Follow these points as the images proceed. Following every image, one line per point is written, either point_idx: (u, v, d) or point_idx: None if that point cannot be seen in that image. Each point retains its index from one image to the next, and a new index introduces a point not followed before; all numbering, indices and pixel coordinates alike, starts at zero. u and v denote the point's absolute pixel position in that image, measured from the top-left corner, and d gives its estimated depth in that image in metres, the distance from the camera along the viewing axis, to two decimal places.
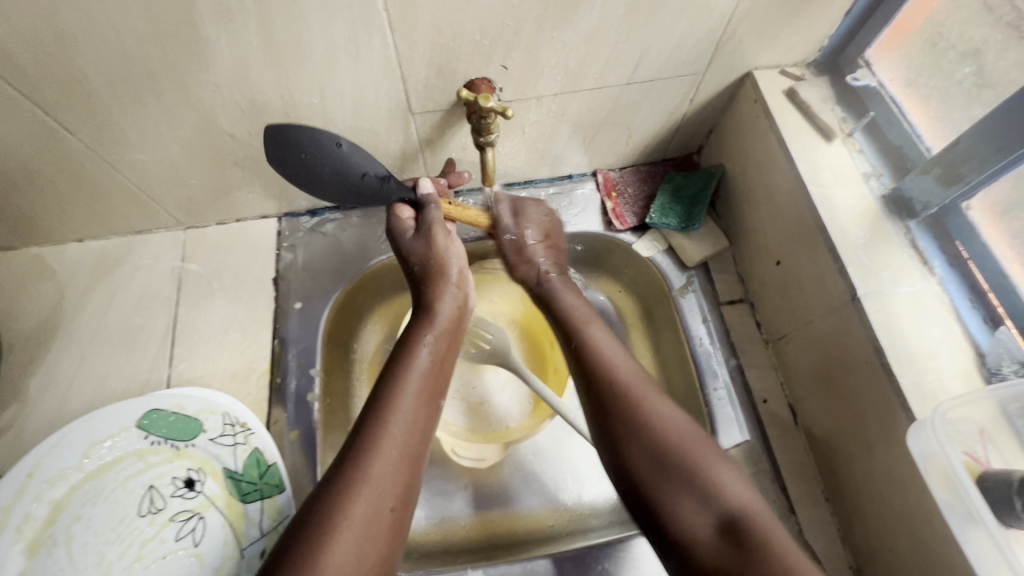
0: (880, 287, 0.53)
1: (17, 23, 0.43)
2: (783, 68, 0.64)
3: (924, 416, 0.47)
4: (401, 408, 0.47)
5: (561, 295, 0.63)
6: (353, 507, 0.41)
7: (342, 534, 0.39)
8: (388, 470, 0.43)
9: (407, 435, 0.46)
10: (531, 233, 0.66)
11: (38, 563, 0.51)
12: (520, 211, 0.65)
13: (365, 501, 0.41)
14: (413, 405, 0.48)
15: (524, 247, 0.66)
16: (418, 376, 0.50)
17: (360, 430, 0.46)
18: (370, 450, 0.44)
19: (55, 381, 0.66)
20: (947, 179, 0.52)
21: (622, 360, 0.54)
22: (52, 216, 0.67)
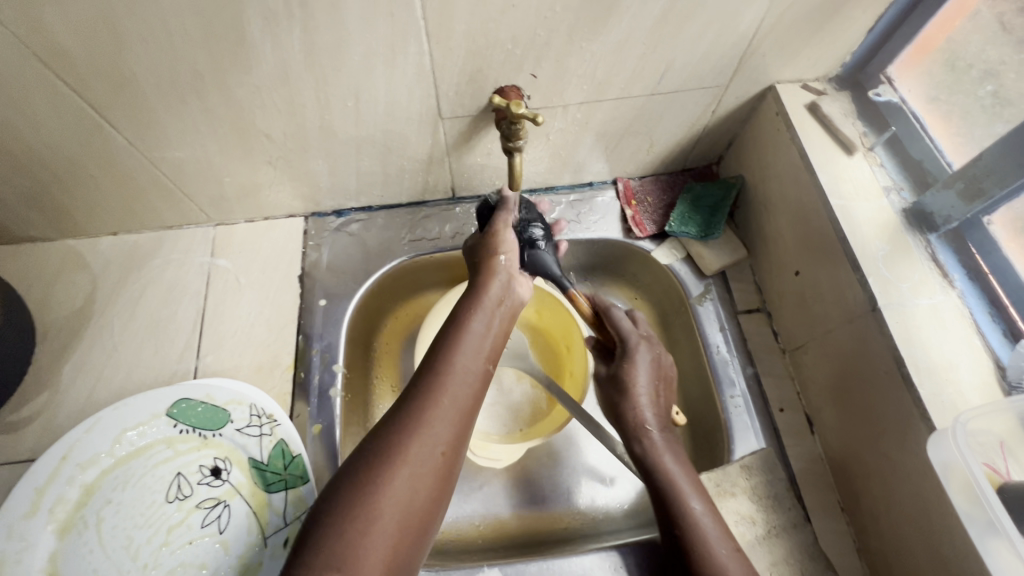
0: (900, 299, 0.53)
1: (76, 24, 0.46)
2: (804, 83, 0.66)
3: (944, 426, 0.47)
4: (456, 369, 0.47)
5: (660, 459, 0.54)
6: (408, 450, 0.42)
7: (397, 476, 0.41)
8: (442, 420, 0.44)
9: (461, 392, 0.47)
10: (639, 387, 0.57)
11: (69, 544, 0.53)
12: (635, 357, 0.58)
13: (418, 450, 0.42)
14: (466, 368, 0.48)
15: (631, 393, 0.57)
16: (472, 345, 0.50)
17: (417, 384, 0.46)
18: (428, 407, 0.45)
19: (86, 368, 0.68)
20: (968, 194, 0.53)
21: (723, 543, 0.49)
22: (90, 208, 0.69)
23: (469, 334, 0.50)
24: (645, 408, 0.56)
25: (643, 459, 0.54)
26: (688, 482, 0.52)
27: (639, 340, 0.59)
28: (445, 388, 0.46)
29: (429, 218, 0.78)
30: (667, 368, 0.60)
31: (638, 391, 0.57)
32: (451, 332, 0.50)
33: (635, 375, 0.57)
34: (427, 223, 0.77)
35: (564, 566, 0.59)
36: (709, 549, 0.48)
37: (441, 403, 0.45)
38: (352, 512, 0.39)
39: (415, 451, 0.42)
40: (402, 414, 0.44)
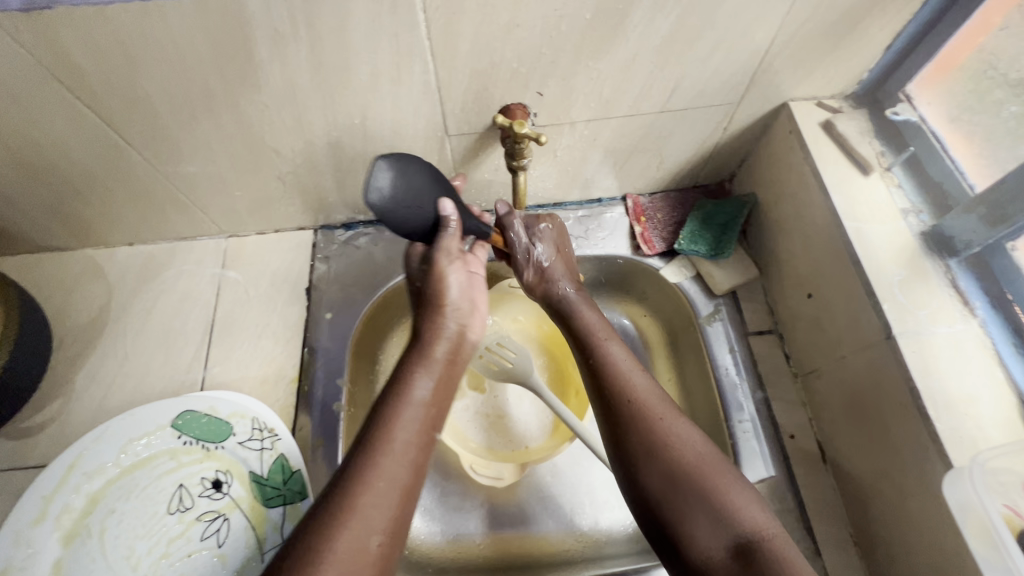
0: (917, 327, 0.51)
1: (90, 45, 0.47)
2: (820, 100, 0.64)
3: (961, 464, 0.45)
4: (391, 452, 0.44)
5: (577, 308, 0.61)
6: (334, 554, 0.39)
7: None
8: (372, 512, 0.41)
9: (395, 475, 0.43)
10: (547, 251, 0.63)
11: (73, 552, 0.54)
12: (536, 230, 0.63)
13: (347, 552, 0.39)
14: (405, 450, 0.45)
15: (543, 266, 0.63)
16: (413, 419, 0.47)
17: (344, 474, 0.43)
18: (355, 501, 0.41)
19: (99, 376, 0.69)
20: (991, 218, 0.51)
21: (636, 375, 0.53)
22: (107, 220, 0.71)
23: (408, 409, 0.48)
24: (553, 264, 0.63)
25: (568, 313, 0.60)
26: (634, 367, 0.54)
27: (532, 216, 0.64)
28: (376, 476, 0.43)
29: None
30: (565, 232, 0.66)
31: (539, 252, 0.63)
32: (386, 410, 0.47)
33: (532, 239, 0.62)
34: None
35: None
36: (616, 365, 0.54)
37: (371, 495, 0.42)
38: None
39: (341, 557, 0.39)
40: (329, 513, 0.40)
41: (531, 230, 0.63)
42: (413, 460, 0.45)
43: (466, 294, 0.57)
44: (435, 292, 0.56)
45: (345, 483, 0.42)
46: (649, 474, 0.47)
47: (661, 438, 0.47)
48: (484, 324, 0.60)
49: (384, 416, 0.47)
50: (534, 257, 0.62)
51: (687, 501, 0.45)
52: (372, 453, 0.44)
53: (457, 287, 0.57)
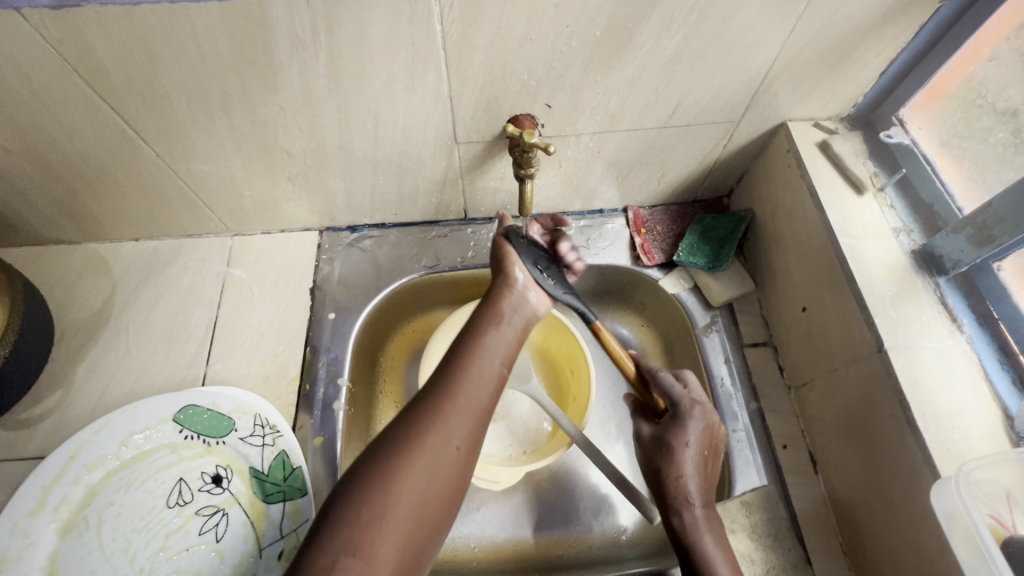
0: (907, 341, 0.53)
1: (114, 43, 0.48)
2: (817, 121, 0.66)
3: (948, 474, 0.47)
4: (476, 369, 0.51)
5: (697, 537, 0.53)
6: (423, 447, 0.44)
7: (419, 467, 0.43)
8: (459, 418, 0.47)
9: (477, 395, 0.49)
10: (682, 455, 0.56)
11: (70, 543, 0.54)
12: (685, 423, 0.57)
13: (430, 450, 0.44)
14: (484, 376, 0.51)
15: (674, 456, 0.56)
16: (492, 354, 0.53)
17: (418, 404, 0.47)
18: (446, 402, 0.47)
19: (101, 368, 0.69)
20: (979, 239, 0.52)
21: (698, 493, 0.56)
22: (115, 215, 0.72)
23: (489, 345, 0.54)
24: (690, 479, 0.56)
25: (683, 534, 0.54)
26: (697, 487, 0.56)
27: (692, 405, 0.58)
28: (465, 390, 0.49)
29: (440, 238, 0.79)
30: (718, 432, 0.58)
31: (683, 454, 0.56)
32: (471, 345, 0.53)
33: (681, 440, 0.57)
34: (438, 243, 0.79)
35: None
36: (715, 574, 0.51)
37: (455, 405, 0.47)
38: (375, 480, 0.42)
39: (429, 447, 0.44)
40: (425, 407, 0.47)
41: (685, 429, 0.57)
42: (491, 387, 0.51)
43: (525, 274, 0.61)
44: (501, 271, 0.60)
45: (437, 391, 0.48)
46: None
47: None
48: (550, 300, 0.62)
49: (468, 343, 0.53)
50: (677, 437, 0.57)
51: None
52: (459, 372, 0.50)
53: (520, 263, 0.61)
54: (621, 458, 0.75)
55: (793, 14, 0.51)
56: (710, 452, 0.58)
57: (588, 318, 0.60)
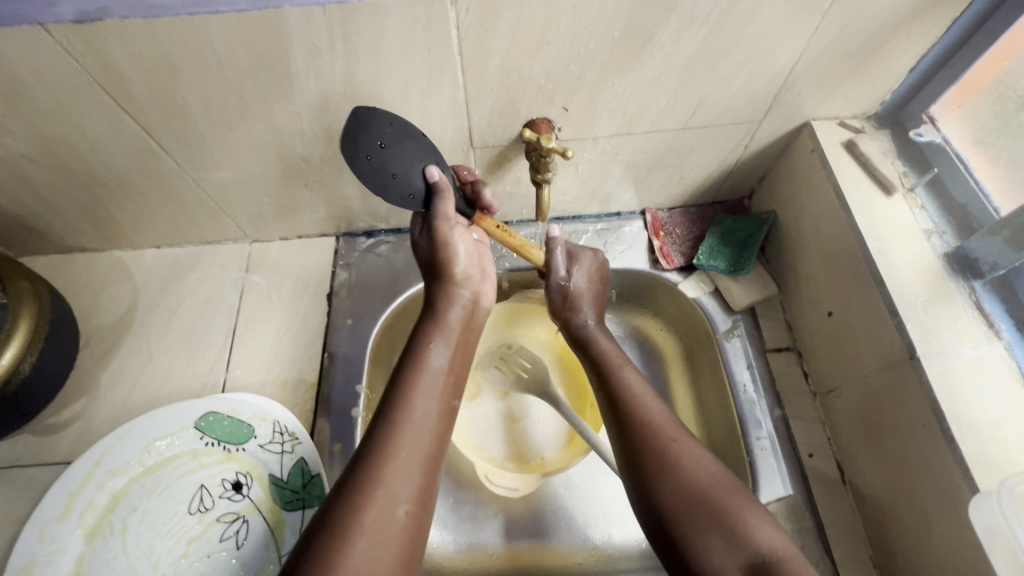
0: (941, 348, 0.51)
1: (135, 55, 0.49)
2: (842, 120, 0.64)
3: (988, 489, 0.45)
4: (414, 420, 0.49)
5: (613, 366, 0.61)
6: (363, 522, 0.43)
7: (364, 530, 0.42)
8: (402, 472, 0.46)
9: (418, 441, 0.48)
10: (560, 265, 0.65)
11: (95, 549, 0.55)
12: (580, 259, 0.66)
13: (373, 520, 0.43)
14: (423, 416, 0.50)
15: (576, 299, 0.65)
16: (430, 391, 0.52)
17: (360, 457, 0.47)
18: (379, 463, 0.46)
19: (124, 374, 0.71)
20: (1017, 241, 0.50)
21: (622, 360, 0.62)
22: (138, 222, 0.73)
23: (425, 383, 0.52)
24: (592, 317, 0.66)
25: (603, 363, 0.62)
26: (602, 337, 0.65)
27: (581, 250, 0.66)
28: (399, 441, 0.47)
29: None
30: (605, 266, 0.68)
31: (576, 278, 0.65)
32: (408, 379, 0.52)
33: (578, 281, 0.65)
34: None
35: None
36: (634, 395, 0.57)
37: (397, 461, 0.46)
38: (329, 547, 0.41)
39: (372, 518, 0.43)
40: (363, 464, 0.46)
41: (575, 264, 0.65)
42: (432, 427, 0.50)
43: (473, 262, 0.61)
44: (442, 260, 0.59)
45: (367, 453, 0.47)
46: (658, 490, 0.50)
47: (662, 445, 0.52)
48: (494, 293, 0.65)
49: (397, 394, 0.51)
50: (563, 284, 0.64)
51: (702, 520, 0.47)
52: (396, 421, 0.49)
53: (467, 256, 0.60)
54: None
55: (819, 11, 0.50)
56: (597, 283, 0.67)
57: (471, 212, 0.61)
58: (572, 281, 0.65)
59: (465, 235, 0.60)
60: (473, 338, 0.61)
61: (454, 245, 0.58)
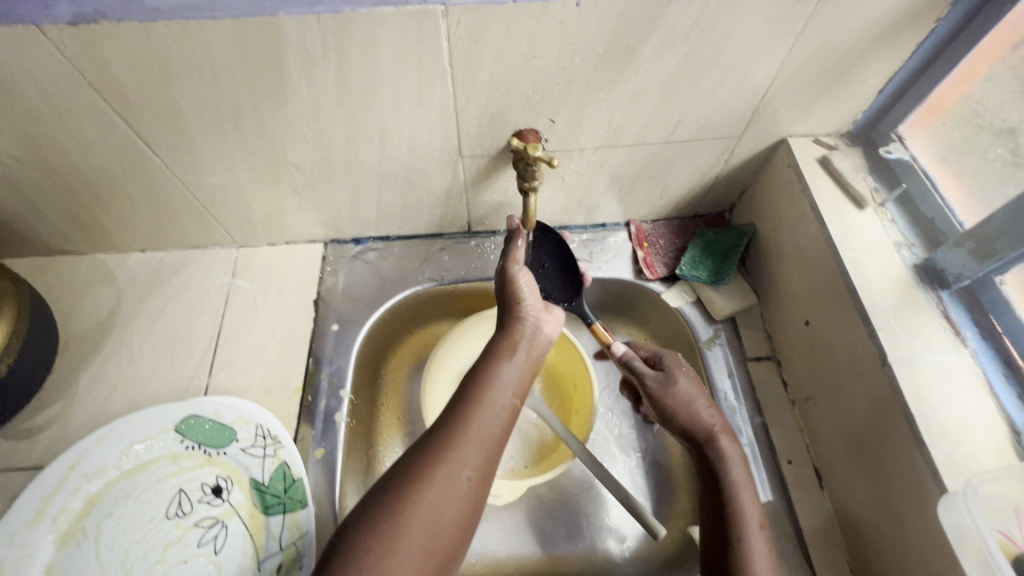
0: (910, 354, 0.53)
1: (129, 58, 0.50)
2: (817, 137, 0.67)
3: (955, 489, 0.46)
4: (485, 407, 0.49)
5: (730, 464, 0.53)
6: (422, 500, 0.42)
7: (421, 506, 0.42)
8: (468, 457, 0.46)
9: (489, 426, 0.48)
10: (688, 397, 0.58)
11: (68, 554, 0.53)
12: (675, 380, 0.59)
13: (432, 499, 0.43)
14: (496, 408, 0.49)
15: (683, 400, 0.58)
16: (505, 386, 0.52)
17: (435, 437, 0.46)
18: (452, 445, 0.46)
19: (103, 378, 0.70)
20: (980, 253, 0.52)
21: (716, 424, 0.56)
22: (123, 226, 0.73)
23: (501, 377, 0.52)
24: (698, 403, 0.57)
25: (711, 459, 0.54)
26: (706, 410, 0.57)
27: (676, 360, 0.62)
28: (473, 429, 0.47)
29: (443, 250, 0.80)
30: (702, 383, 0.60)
31: (681, 387, 0.59)
32: (482, 373, 0.52)
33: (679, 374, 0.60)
34: (441, 256, 0.79)
35: None
36: (736, 491, 0.51)
37: (470, 435, 0.47)
38: (379, 525, 0.41)
39: (431, 499, 0.43)
40: (431, 445, 0.46)
41: (673, 377, 0.60)
42: (503, 419, 0.50)
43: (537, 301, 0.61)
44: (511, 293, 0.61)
45: (441, 433, 0.47)
46: None
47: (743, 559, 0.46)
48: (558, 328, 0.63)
49: (475, 389, 0.51)
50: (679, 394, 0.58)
51: None
52: (473, 401, 0.49)
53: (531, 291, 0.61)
54: (624, 474, 0.74)
55: (792, 33, 0.52)
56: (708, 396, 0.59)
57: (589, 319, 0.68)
58: (681, 387, 0.58)
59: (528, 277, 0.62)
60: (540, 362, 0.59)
61: (517, 279, 0.60)
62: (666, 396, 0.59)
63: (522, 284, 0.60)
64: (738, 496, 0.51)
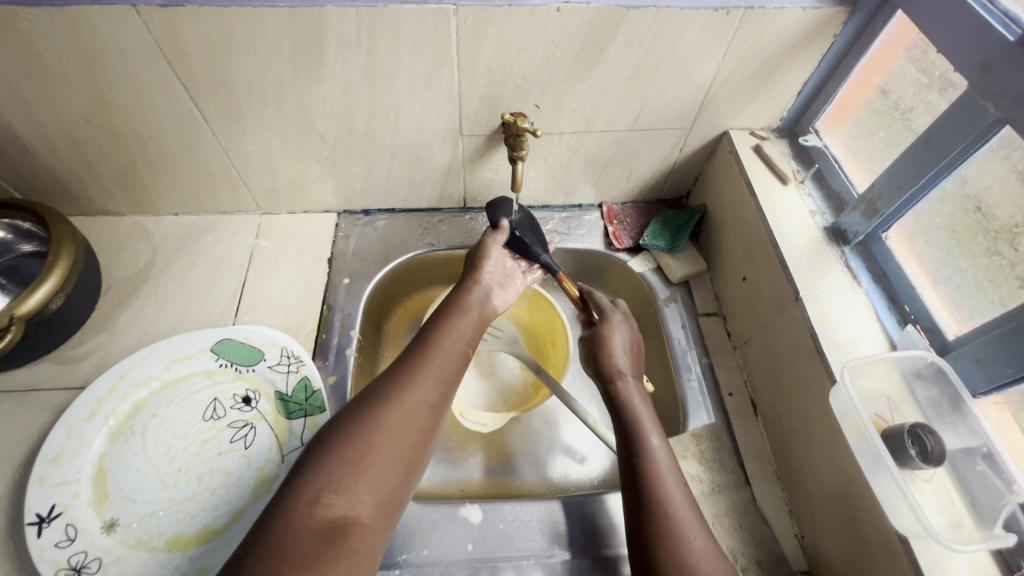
0: (818, 291, 0.66)
1: (202, 36, 0.62)
2: (753, 131, 0.82)
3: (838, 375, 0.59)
4: (439, 354, 0.60)
5: (629, 403, 0.64)
6: (391, 422, 0.52)
7: (386, 428, 0.52)
8: (424, 393, 0.56)
9: (442, 369, 0.59)
10: (614, 343, 0.69)
11: (118, 445, 0.62)
12: (612, 320, 0.72)
13: (400, 419, 0.53)
14: (449, 355, 0.61)
15: (604, 342, 0.69)
16: (456, 339, 0.64)
17: (395, 378, 0.56)
18: (410, 382, 0.56)
19: (140, 317, 0.79)
20: (868, 212, 0.66)
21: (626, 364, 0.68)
22: (164, 188, 0.84)
23: (453, 332, 0.64)
24: (618, 355, 0.68)
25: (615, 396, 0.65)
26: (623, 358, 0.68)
27: (614, 310, 0.73)
28: (428, 368, 0.58)
29: (441, 222, 0.92)
30: (638, 338, 0.72)
31: (612, 338, 0.70)
32: (438, 329, 0.64)
33: (612, 328, 0.71)
34: (439, 227, 0.92)
35: (534, 509, 0.67)
36: (638, 419, 0.61)
37: (426, 374, 0.58)
38: (351, 443, 0.50)
39: (398, 417, 0.53)
40: (392, 383, 0.56)
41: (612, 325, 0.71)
42: (454, 365, 0.61)
43: (498, 274, 0.74)
44: (477, 260, 0.73)
45: (400, 375, 0.57)
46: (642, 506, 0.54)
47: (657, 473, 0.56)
48: (509, 301, 0.75)
49: (431, 342, 0.62)
50: (604, 339, 0.70)
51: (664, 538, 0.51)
52: (427, 351, 0.60)
53: (494, 265, 0.74)
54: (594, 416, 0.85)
55: (724, 41, 0.68)
56: (631, 352, 0.70)
57: (554, 269, 0.76)
58: (612, 337, 0.70)
59: (499, 253, 0.75)
60: (487, 322, 0.71)
61: (490, 249, 0.74)
62: (598, 334, 0.71)
63: (491, 253, 0.74)
64: (644, 426, 0.61)
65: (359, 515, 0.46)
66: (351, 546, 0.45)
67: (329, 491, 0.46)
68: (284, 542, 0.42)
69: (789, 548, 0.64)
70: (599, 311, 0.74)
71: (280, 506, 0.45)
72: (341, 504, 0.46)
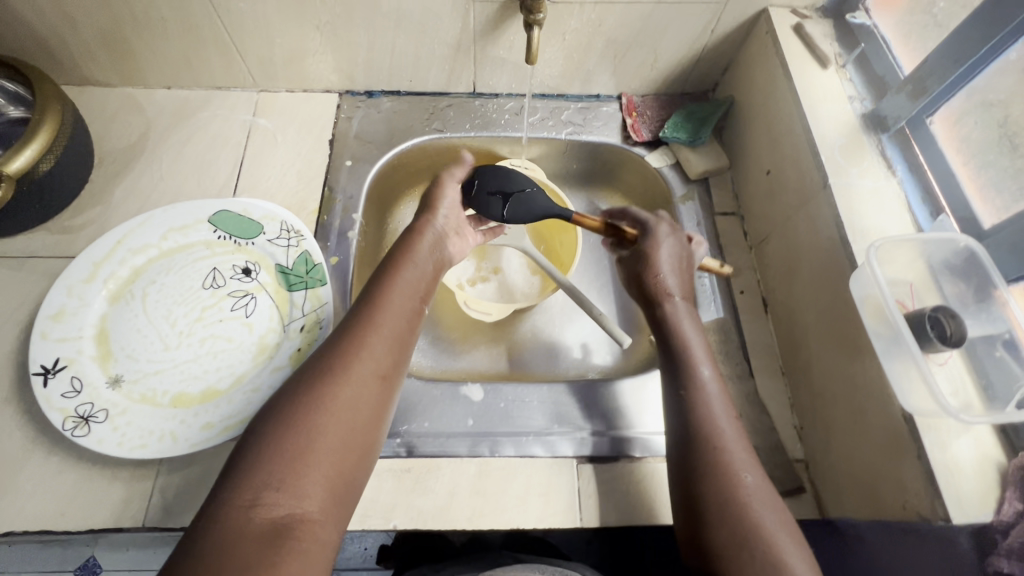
0: (848, 180, 0.62)
1: None
2: (795, 9, 0.74)
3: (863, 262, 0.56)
4: (385, 314, 0.54)
5: (678, 322, 0.61)
6: (336, 399, 0.47)
7: (330, 408, 0.46)
8: (371, 361, 0.50)
9: (389, 331, 0.53)
10: (664, 260, 0.64)
11: (118, 307, 0.62)
12: (658, 236, 0.66)
13: (347, 396, 0.48)
14: (397, 314, 0.55)
15: (650, 258, 0.65)
16: (404, 292, 0.57)
17: (337, 349, 0.50)
18: (357, 349, 0.51)
19: (136, 191, 0.77)
20: (915, 94, 0.61)
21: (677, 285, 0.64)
22: (153, 56, 0.79)
23: (399, 289, 0.57)
24: (668, 274, 0.64)
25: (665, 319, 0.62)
26: (674, 278, 0.64)
27: (659, 222, 0.68)
28: (375, 331, 0.52)
29: (449, 107, 0.86)
30: (689, 250, 0.67)
31: (660, 253, 0.65)
32: (380, 289, 0.56)
33: (659, 244, 0.66)
34: (446, 112, 0.86)
35: (536, 392, 0.67)
36: (688, 346, 0.59)
37: (373, 339, 0.52)
38: (291, 431, 0.44)
39: (343, 398, 0.47)
40: (336, 354, 0.50)
41: (658, 240, 0.66)
42: (404, 325, 0.55)
43: (455, 220, 0.68)
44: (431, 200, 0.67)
45: (346, 342, 0.51)
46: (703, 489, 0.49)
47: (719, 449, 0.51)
48: (465, 250, 0.69)
49: (373, 304, 0.55)
50: (655, 259, 0.65)
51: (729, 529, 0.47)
52: (371, 309, 0.54)
53: (450, 206, 0.68)
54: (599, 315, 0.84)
55: None
56: (682, 265, 0.65)
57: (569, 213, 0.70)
58: (661, 254, 0.65)
59: (456, 195, 0.69)
60: (440, 270, 0.64)
61: (444, 187, 0.68)
62: (644, 251, 0.66)
63: (444, 197, 0.67)
64: (694, 361, 0.57)
65: (309, 511, 0.42)
66: (300, 547, 0.40)
67: (271, 487, 0.42)
68: (221, 553, 0.38)
69: (787, 437, 0.64)
70: (642, 227, 0.68)
71: (211, 515, 0.41)
72: (286, 502, 0.42)
